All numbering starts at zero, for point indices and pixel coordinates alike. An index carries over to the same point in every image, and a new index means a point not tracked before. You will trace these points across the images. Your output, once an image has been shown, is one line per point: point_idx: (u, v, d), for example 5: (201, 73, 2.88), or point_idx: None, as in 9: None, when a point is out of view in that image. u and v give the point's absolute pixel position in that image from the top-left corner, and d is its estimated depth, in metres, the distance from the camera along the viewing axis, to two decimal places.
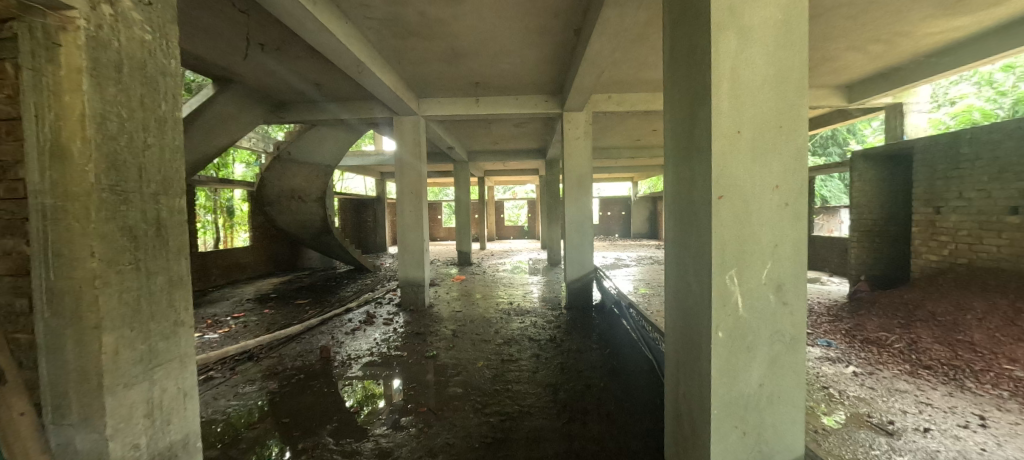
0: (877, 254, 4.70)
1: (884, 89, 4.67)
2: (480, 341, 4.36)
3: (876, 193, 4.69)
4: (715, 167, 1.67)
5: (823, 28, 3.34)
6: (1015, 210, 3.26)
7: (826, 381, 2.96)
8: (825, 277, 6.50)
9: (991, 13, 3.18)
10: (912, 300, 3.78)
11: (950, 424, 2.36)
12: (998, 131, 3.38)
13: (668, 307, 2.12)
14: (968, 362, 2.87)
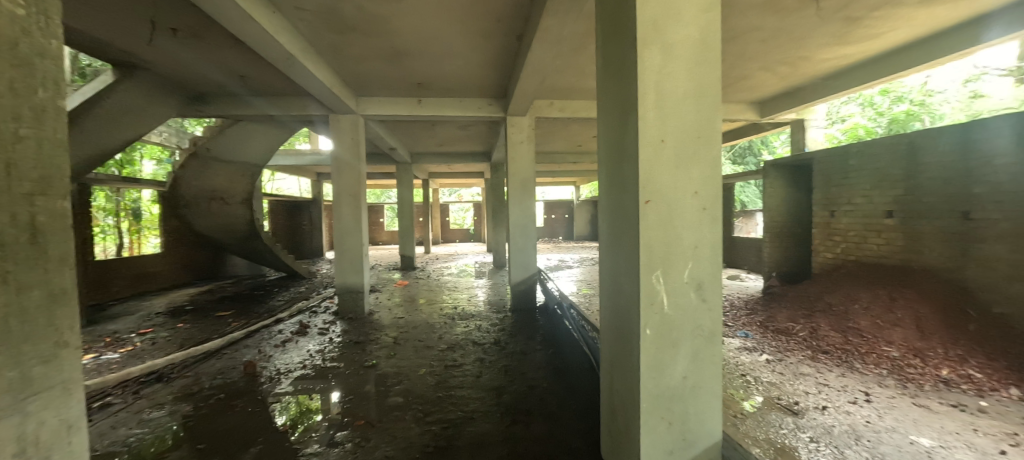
0: (785, 253, 5.27)
1: (789, 106, 5.26)
2: (424, 347, 4.25)
3: (784, 199, 5.26)
4: (642, 173, 1.77)
5: (739, 49, 3.68)
6: (890, 214, 3.81)
7: (743, 369, 3.25)
8: (744, 275, 7.17)
9: (869, 45, 3.71)
10: (812, 293, 4.29)
11: (842, 401, 2.69)
12: (877, 146, 3.94)
13: (603, 306, 2.21)
14: (855, 346, 3.31)
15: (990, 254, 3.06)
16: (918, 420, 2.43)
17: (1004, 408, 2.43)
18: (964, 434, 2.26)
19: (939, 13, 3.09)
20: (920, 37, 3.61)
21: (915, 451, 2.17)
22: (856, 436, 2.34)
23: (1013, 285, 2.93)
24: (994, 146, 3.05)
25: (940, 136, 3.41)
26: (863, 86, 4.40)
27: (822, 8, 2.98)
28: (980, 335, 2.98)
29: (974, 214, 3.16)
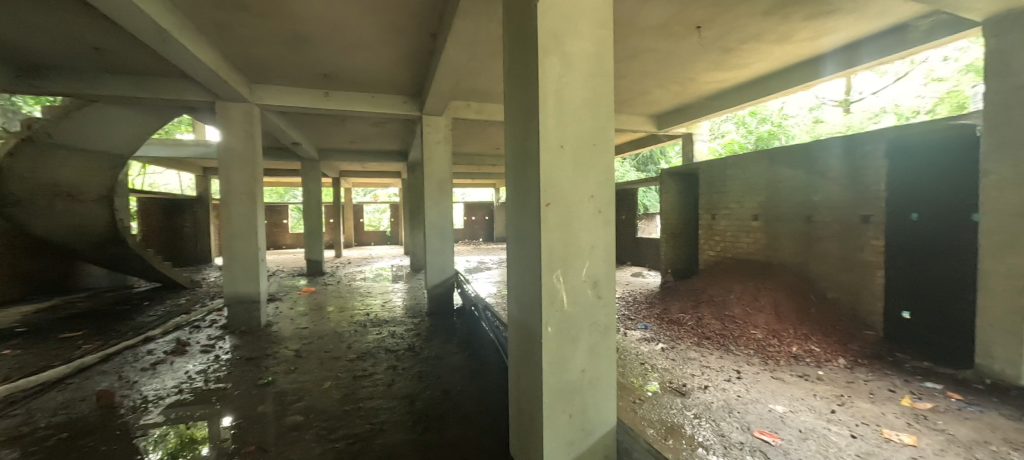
0: (678, 251, 5.92)
1: (680, 121, 5.92)
2: (331, 358, 3.94)
3: (677, 203, 5.91)
4: (544, 176, 1.85)
5: (639, 67, 4.05)
6: (756, 217, 4.49)
7: (642, 357, 3.57)
8: (645, 272, 7.92)
9: (739, 73, 4.34)
10: (697, 285, 4.87)
11: (720, 380, 3.10)
12: (745, 159, 4.62)
13: (511, 305, 2.27)
14: (730, 331, 3.83)
15: (826, 250, 3.77)
16: (775, 391, 2.90)
17: (834, 375, 3.01)
18: (807, 400, 2.76)
19: (790, 51, 3.72)
20: (776, 70, 4.29)
21: (774, 418, 2.59)
22: (729, 409, 2.72)
23: (840, 274, 3.64)
24: (826, 162, 3.76)
25: (789, 153, 4.11)
26: (735, 108, 5.12)
27: (703, 37, 3.41)
28: (819, 317, 3.67)
29: (814, 218, 3.87)
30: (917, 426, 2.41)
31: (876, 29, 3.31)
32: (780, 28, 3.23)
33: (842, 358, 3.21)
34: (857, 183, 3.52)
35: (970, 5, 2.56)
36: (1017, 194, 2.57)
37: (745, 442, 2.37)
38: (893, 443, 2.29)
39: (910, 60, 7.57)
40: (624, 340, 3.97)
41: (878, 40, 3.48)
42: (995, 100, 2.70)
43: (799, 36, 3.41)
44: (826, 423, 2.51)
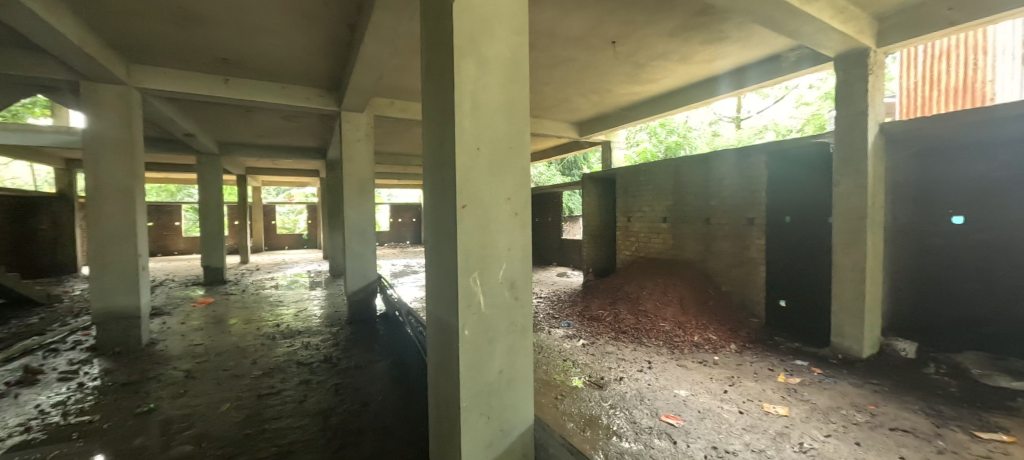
0: (598, 251, 6.28)
1: (600, 129, 6.28)
2: (233, 377, 3.53)
3: (597, 206, 6.26)
4: (460, 178, 1.84)
5: (561, 75, 4.24)
6: (665, 219, 4.94)
7: (565, 354, 3.72)
8: (569, 272, 8.30)
9: (649, 88, 4.73)
10: (614, 283, 5.19)
11: (633, 370, 3.34)
12: (654, 166, 5.04)
13: (429, 309, 2.22)
14: (642, 324, 4.14)
15: (721, 249, 4.26)
16: (679, 377, 3.20)
17: (726, 359, 3.42)
18: (705, 383, 3.09)
19: (691, 71, 4.15)
20: (679, 88, 4.75)
21: (678, 402, 2.86)
22: (641, 397, 2.94)
23: (732, 270, 4.15)
24: (720, 171, 4.25)
25: (689, 162, 4.57)
26: (646, 119, 5.57)
27: (617, 52, 3.66)
28: (714, 308, 4.14)
29: (711, 220, 4.35)
30: (788, 398, 2.84)
31: (757, 57, 3.82)
32: (682, 49, 3.59)
33: (733, 344, 3.66)
34: (744, 190, 4.03)
35: (824, 43, 3.07)
36: (858, 201, 3.13)
37: (653, 426, 2.57)
38: (771, 414, 2.67)
39: (784, 86, 9.08)
40: (548, 339, 4.11)
41: (759, 66, 3.99)
42: (842, 123, 3.26)
43: (698, 58, 3.81)
44: (720, 402, 2.84)
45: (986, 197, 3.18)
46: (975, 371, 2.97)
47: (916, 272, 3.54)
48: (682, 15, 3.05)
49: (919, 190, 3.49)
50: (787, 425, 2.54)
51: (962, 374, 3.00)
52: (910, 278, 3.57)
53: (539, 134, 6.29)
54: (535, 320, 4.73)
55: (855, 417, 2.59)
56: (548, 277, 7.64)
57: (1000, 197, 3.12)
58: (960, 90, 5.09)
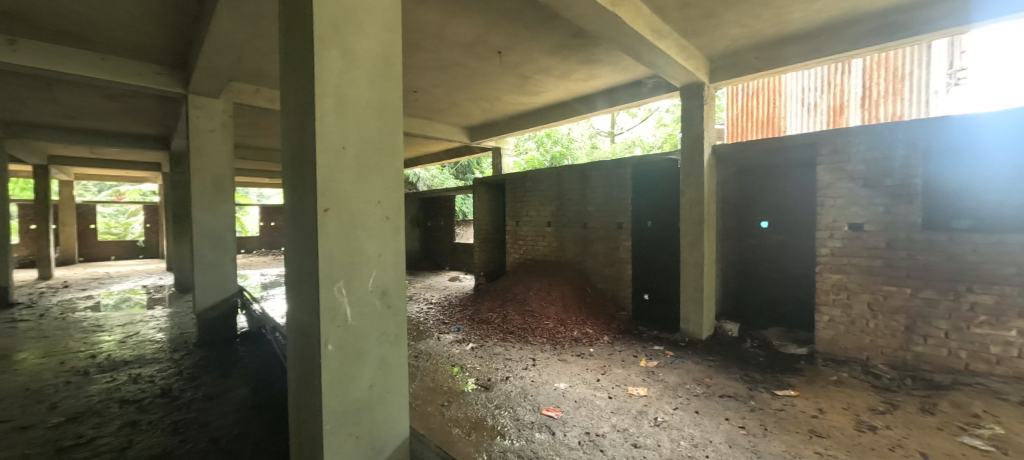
0: (489, 255, 6.46)
1: (490, 135, 6.45)
2: (15, 430, 2.68)
3: (487, 211, 6.43)
4: (321, 179, 1.68)
5: (450, 79, 4.24)
6: (548, 223, 5.29)
7: (453, 359, 3.71)
8: (462, 276, 8.34)
9: (535, 100, 5.01)
10: (503, 286, 5.36)
11: (519, 369, 3.47)
12: (540, 174, 5.36)
13: (289, 324, 1.99)
14: (528, 323, 4.35)
15: (596, 251, 4.73)
16: (560, 371, 3.43)
17: (600, 350, 3.79)
18: (581, 374, 3.37)
19: (571, 87, 4.52)
20: (560, 102, 5.14)
21: (558, 394, 3.05)
22: (525, 394, 3.06)
23: (605, 269, 4.64)
24: (595, 180, 4.72)
25: (569, 171, 4.97)
26: (532, 129, 5.89)
27: (503, 62, 3.80)
28: (590, 304, 4.57)
29: (588, 224, 4.80)
30: (648, 380, 3.26)
31: (623, 81, 4.33)
32: (561, 66, 3.89)
33: (606, 336, 4.07)
34: (614, 198, 4.53)
35: (672, 75, 3.62)
36: (696, 209, 3.76)
37: (534, 420, 2.70)
38: (633, 396, 3.02)
39: (648, 108, 10.46)
40: (437, 346, 4.04)
41: (624, 90, 4.53)
42: (686, 143, 3.88)
43: (576, 76, 4.16)
44: (593, 390, 3.12)
45: (780, 206, 4.09)
46: (775, 342, 3.81)
47: (738, 266, 4.41)
48: (560, 35, 3.29)
49: (739, 200, 4.35)
50: (646, 404, 2.91)
51: (767, 345, 3.82)
52: (734, 271, 4.42)
53: (430, 136, 6.20)
54: (424, 327, 4.62)
55: (696, 389, 3.09)
56: (441, 282, 7.58)
57: (789, 206, 4.05)
58: (766, 122, 6.44)
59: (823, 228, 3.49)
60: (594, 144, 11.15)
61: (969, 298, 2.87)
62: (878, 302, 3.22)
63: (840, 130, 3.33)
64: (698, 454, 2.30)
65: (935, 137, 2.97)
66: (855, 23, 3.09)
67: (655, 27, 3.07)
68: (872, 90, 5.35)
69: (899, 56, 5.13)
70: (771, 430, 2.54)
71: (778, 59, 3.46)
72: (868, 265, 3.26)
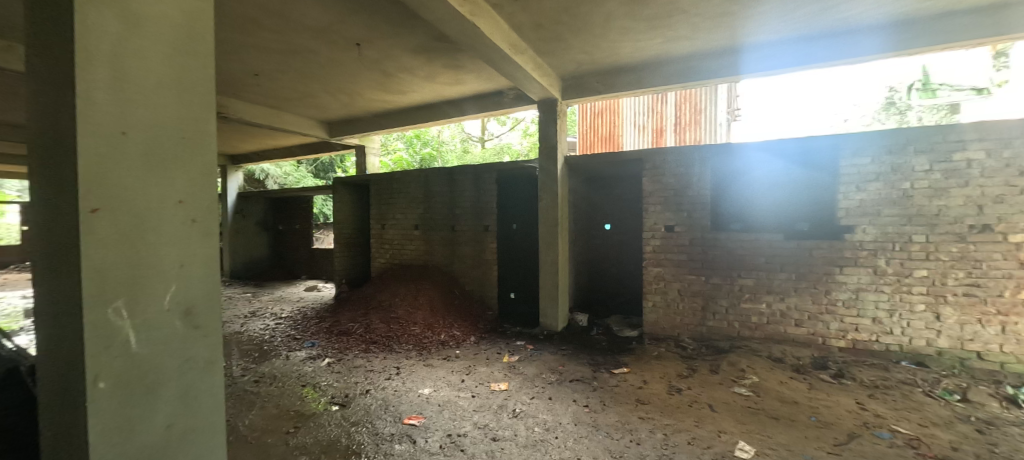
0: (351, 260, 6.07)
1: (352, 132, 6.01)
2: None
3: (349, 214, 6.04)
4: (80, 166, 1.06)
5: (302, 65, 3.82)
6: (416, 226, 5.21)
7: (305, 379, 3.33)
8: (324, 285, 7.59)
9: (400, 99, 4.85)
10: (367, 293, 5.08)
11: (381, 380, 3.30)
12: (407, 175, 5.23)
13: (43, 348, 1.33)
14: (393, 331, 4.19)
15: (464, 253, 4.87)
16: (425, 376, 3.38)
17: (465, 351, 3.89)
18: (446, 377, 3.38)
19: (437, 90, 4.51)
20: (429, 104, 5.10)
21: (421, 401, 2.98)
22: (385, 406, 2.90)
23: (472, 271, 4.83)
24: (462, 184, 4.83)
25: (436, 174, 4.97)
26: (399, 129, 5.72)
27: (363, 55, 3.58)
28: (458, 307, 4.67)
29: (456, 227, 4.89)
30: (509, 374, 3.44)
31: (487, 89, 4.52)
32: (426, 68, 3.85)
33: (472, 337, 4.20)
34: (480, 201, 4.72)
35: (531, 88, 3.91)
36: (552, 213, 4.15)
37: (395, 432, 2.58)
38: (495, 391, 3.15)
39: (514, 118, 11.25)
40: (287, 366, 3.59)
41: (487, 98, 4.72)
42: (542, 153, 4.23)
43: (441, 80, 4.18)
44: (457, 391, 3.15)
45: (618, 212, 4.93)
46: (614, 328, 4.41)
47: (587, 263, 5.06)
48: (422, 36, 3.25)
49: (588, 206, 5.01)
50: (506, 397, 3.06)
51: (608, 331, 4.41)
52: (584, 267, 5.01)
53: (279, 128, 5.50)
54: (271, 347, 4.06)
55: (551, 377, 3.38)
56: (296, 293, 6.75)
57: (623, 211, 4.88)
58: (608, 139, 7.43)
59: (648, 228, 4.16)
60: (465, 148, 11.29)
61: (739, 281, 3.81)
62: (685, 288, 4.01)
63: (660, 151, 4.03)
64: (549, 437, 2.51)
65: (720, 158, 3.84)
66: (669, 63, 3.82)
67: (513, 43, 3.26)
68: (681, 118, 6.77)
69: (698, 94, 6.58)
70: (608, 404, 2.93)
71: (613, 85, 4.04)
72: (678, 259, 4.03)
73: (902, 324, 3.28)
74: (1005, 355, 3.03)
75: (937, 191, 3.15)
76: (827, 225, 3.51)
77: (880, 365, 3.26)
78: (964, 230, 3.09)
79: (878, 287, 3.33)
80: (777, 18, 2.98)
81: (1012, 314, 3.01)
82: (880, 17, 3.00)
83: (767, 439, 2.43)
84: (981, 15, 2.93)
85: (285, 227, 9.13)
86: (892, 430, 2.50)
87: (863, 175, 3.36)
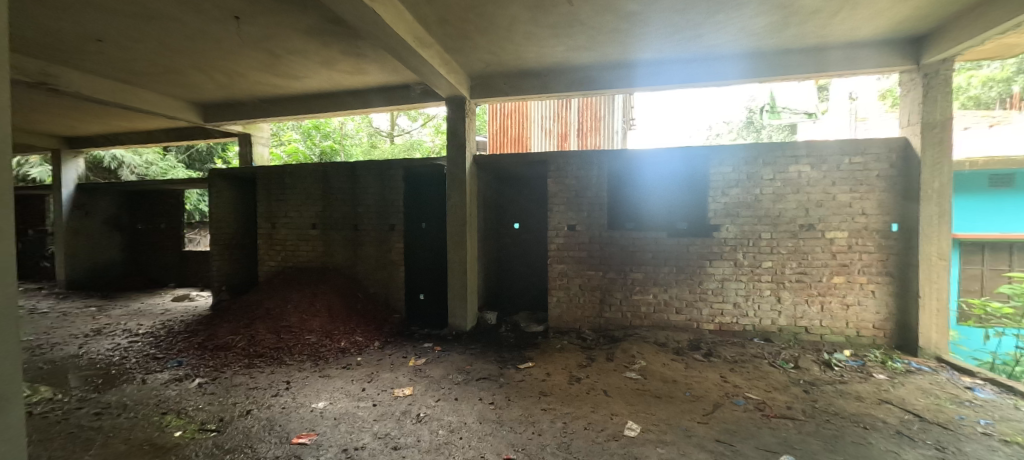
0: (232, 264, 5.40)
1: (233, 118, 5.30)
2: None
3: (230, 211, 5.36)
4: None
5: (163, 35, 3.23)
6: (313, 226, 4.82)
7: (168, 404, 2.82)
8: (201, 293, 6.55)
9: (292, 84, 4.40)
10: (253, 301, 4.52)
11: (266, 397, 2.93)
12: (303, 169, 4.80)
13: None
14: (285, 342, 3.80)
15: (367, 254, 4.66)
16: (320, 388, 3.09)
17: (368, 357, 3.68)
18: (345, 387, 3.13)
19: (336, 78, 4.19)
20: (327, 92, 4.72)
21: (313, 416, 2.68)
22: (270, 427, 2.55)
23: (377, 273, 4.64)
24: (365, 181, 4.61)
25: (336, 169, 4.69)
26: (293, 118, 5.21)
27: (243, 31, 3.14)
28: (361, 311, 4.45)
29: (358, 226, 4.67)
30: (415, 378, 3.32)
31: (392, 81, 4.32)
32: (322, 52, 3.53)
33: (376, 342, 4.01)
34: (385, 199, 4.55)
35: (438, 84, 3.82)
36: (460, 212, 4.12)
37: (280, 455, 2.26)
38: (398, 397, 3.00)
39: (425, 116, 11.22)
40: (143, 391, 3.00)
41: (392, 91, 4.52)
42: (451, 151, 4.17)
43: (340, 67, 3.89)
44: (356, 401, 2.91)
45: (525, 212, 5.11)
46: (522, 324, 4.54)
47: (495, 262, 5.15)
48: (315, 18, 2.96)
49: (497, 206, 5.10)
50: (410, 402, 2.92)
51: (516, 327, 4.52)
52: (492, 266, 5.08)
53: (134, 108, 4.63)
54: (121, 371, 3.36)
55: (457, 378, 3.34)
56: (160, 305, 5.69)
57: (530, 211, 5.09)
58: (516, 139, 7.58)
59: (553, 227, 4.35)
60: (373, 142, 10.82)
61: (631, 275, 4.18)
62: (585, 283, 4.29)
63: (564, 154, 4.24)
64: (453, 438, 2.45)
65: (617, 163, 4.16)
66: (572, 71, 4.06)
67: (420, 35, 3.13)
68: (584, 124, 7.23)
69: (597, 103, 7.13)
70: (513, 399, 2.99)
71: (520, 88, 4.15)
72: (579, 256, 4.29)
73: (754, 307, 3.91)
74: (824, 327, 3.79)
75: (778, 196, 3.81)
76: (700, 224, 4.02)
77: (739, 342, 3.84)
78: (797, 229, 3.79)
79: (738, 276, 3.93)
80: (662, 39, 3.33)
81: (829, 294, 3.77)
82: (739, 48, 3.52)
83: (651, 416, 2.69)
84: (808, 55, 3.62)
85: (149, 226, 7.71)
86: (746, 397, 2.95)
87: (727, 180, 3.91)
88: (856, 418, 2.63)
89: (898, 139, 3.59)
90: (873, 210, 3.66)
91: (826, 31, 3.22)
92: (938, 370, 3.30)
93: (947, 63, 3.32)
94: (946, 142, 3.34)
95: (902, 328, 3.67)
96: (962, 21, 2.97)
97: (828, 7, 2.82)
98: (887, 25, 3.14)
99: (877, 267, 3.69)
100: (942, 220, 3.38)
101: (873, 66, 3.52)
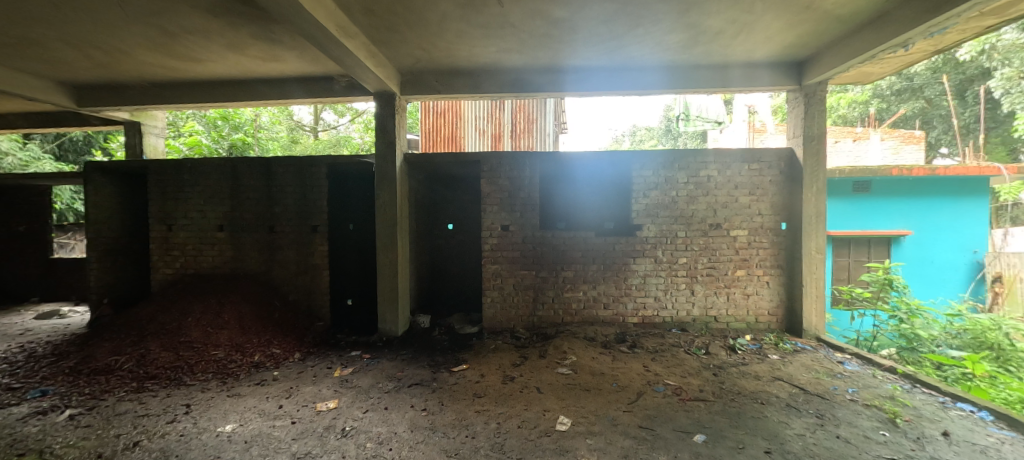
0: (115, 273, 4.66)
1: (116, 103, 4.59)
2: None
3: (113, 211, 4.62)
4: None
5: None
6: (221, 227, 4.33)
7: (26, 444, 2.33)
8: (76, 308, 5.55)
9: (190, 67, 3.89)
10: (143, 315, 3.93)
11: (160, 425, 2.55)
12: (207, 164, 4.29)
13: None
14: (185, 360, 3.35)
15: (285, 258, 4.30)
16: (228, 410, 2.77)
17: (287, 371, 3.40)
18: (258, 406, 2.83)
19: (244, 63, 3.79)
20: (235, 79, 4.27)
21: (219, 442, 2.38)
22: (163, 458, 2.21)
23: (297, 278, 4.31)
24: (282, 178, 4.24)
25: (247, 164, 4.25)
26: (191, 107, 4.61)
27: (126, 2, 2.71)
28: (279, 321, 4.09)
29: (274, 227, 4.29)
30: (339, 390, 3.12)
31: (313, 71, 4.02)
32: (228, 34, 3.18)
33: (296, 354, 3.71)
34: (306, 199, 4.24)
35: (364, 78, 3.63)
36: (391, 212, 3.96)
37: None
38: (321, 412, 2.79)
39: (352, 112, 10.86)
40: None
41: (313, 83, 4.21)
42: (380, 148, 3.99)
43: (251, 52, 3.53)
44: (271, 421, 2.65)
45: (459, 213, 5.06)
46: (455, 326, 4.48)
47: (428, 264, 5.02)
48: None
49: (429, 206, 4.98)
50: (334, 416, 2.73)
51: (451, 330, 4.45)
52: (424, 267, 4.95)
53: None
54: None
55: (387, 386, 3.20)
56: (18, 326, 4.71)
57: (463, 212, 5.05)
58: (450, 138, 7.48)
59: (488, 227, 4.34)
60: (293, 137, 10.41)
61: (562, 273, 4.32)
62: (519, 283, 4.35)
63: (497, 154, 4.24)
64: (382, 451, 2.33)
65: (549, 165, 4.28)
66: (503, 72, 4.10)
67: (343, 25, 2.93)
68: (517, 125, 7.36)
69: (530, 106, 7.32)
70: (446, 403, 2.93)
71: (451, 87, 4.10)
72: (512, 256, 4.34)
73: (672, 300, 4.25)
74: (728, 316, 4.23)
75: (691, 198, 4.18)
76: (625, 223, 4.30)
77: (659, 333, 4.16)
78: (706, 227, 4.19)
79: (657, 272, 4.24)
80: (589, 47, 3.47)
81: (732, 286, 4.22)
82: (658, 60, 3.80)
83: (580, 409, 2.80)
84: (714, 72, 4.01)
85: (5, 230, 6.39)
86: (665, 383, 3.19)
87: (647, 183, 4.20)
88: (754, 395, 2.98)
89: (786, 149, 4.12)
90: (767, 211, 4.16)
91: (729, 51, 3.58)
92: (818, 348, 3.85)
93: (822, 85, 3.88)
94: (821, 153, 3.92)
95: (790, 314, 4.21)
96: (833, 50, 3.48)
97: (729, 29, 3.14)
98: (776, 49, 3.59)
99: (771, 261, 4.20)
100: (818, 219, 3.97)
101: (766, 84, 4.00)
